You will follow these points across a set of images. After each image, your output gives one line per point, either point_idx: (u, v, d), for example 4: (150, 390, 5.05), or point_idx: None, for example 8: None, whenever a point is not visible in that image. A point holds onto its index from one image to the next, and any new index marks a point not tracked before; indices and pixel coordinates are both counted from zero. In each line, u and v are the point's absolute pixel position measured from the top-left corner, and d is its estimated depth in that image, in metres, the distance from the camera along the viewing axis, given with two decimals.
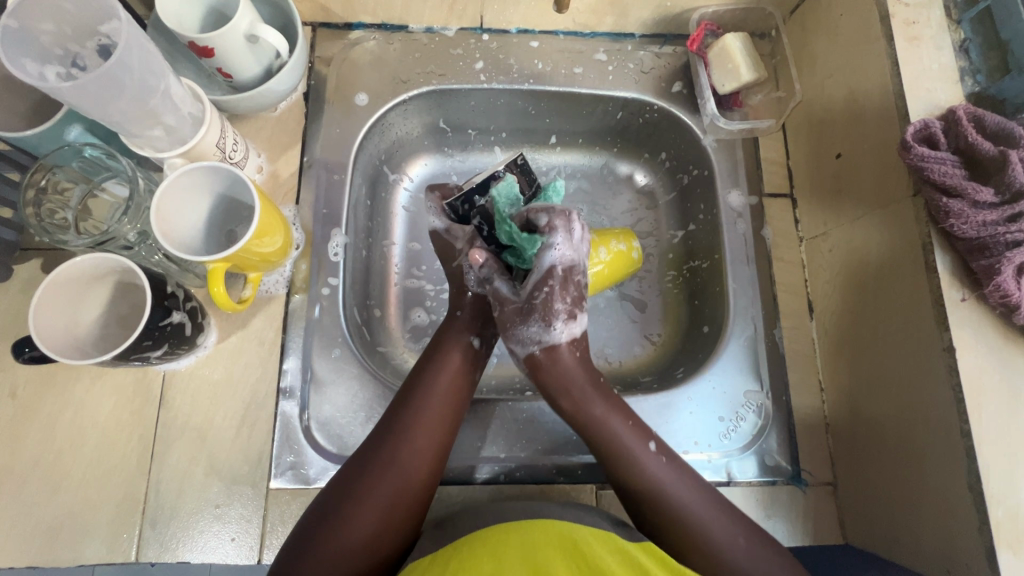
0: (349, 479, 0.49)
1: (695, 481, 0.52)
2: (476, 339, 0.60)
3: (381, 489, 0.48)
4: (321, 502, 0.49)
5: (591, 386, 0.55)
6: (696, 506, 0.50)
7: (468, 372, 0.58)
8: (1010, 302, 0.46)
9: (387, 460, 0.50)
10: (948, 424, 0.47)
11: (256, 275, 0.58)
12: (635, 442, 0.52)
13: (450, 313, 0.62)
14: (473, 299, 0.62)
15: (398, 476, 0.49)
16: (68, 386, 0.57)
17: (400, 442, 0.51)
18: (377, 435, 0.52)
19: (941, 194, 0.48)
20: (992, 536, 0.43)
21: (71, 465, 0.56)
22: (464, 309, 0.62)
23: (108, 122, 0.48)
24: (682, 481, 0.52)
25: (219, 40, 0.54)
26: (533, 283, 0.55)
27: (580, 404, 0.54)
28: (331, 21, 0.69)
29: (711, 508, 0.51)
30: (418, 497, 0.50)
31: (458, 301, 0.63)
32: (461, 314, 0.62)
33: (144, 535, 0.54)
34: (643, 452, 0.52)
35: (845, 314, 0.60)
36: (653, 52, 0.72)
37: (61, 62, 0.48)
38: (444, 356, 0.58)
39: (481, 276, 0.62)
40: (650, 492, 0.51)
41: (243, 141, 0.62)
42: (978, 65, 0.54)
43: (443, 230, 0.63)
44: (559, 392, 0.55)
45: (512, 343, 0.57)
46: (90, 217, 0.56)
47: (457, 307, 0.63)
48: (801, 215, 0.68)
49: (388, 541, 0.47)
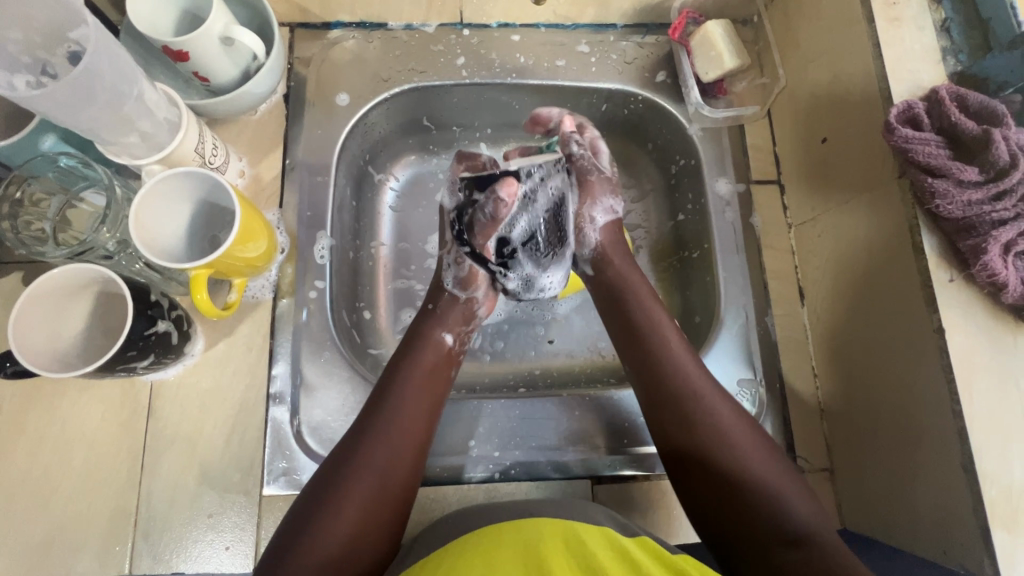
0: (330, 479, 0.48)
1: (732, 402, 0.52)
2: (451, 335, 0.60)
3: (358, 493, 0.47)
4: (303, 506, 0.47)
5: (627, 265, 0.62)
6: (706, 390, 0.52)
7: (443, 369, 0.58)
8: (998, 282, 0.45)
9: (364, 457, 0.49)
10: (940, 405, 0.47)
11: (241, 279, 0.57)
12: (664, 317, 0.58)
13: (425, 306, 0.62)
14: (448, 296, 0.62)
15: (377, 476, 0.48)
16: (53, 402, 0.56)
17: (375, 444, 0.50)
18: (352, 436, 0.51)
19: (926, 175, 0.48)
20: (986, 516, 0.43)
21: (61, 480, 0.55)
22: (439, 304, 0.62)
23: (82, 130, 0.48)
24: (696, 366, 0.54)
25: (193, 43, 0.53)
26: (526, 221, 0.61)
27: (621, 278, 0.61)
28: (308, 21, 0.69)
29: (727, 399, 0.52)
30: (399, 497, 0.49)
31: (433, 295, 0.63)
32: (433, 308, 0.62)
33: (137, 547, 0.54)
34: (683, 357, 0.54)
35: (835, 300, 0.60)
36: (636, 42, 0.71)
37: (31, 70, 0.47)
38: (419, 353, 0.57)
39: (458, 278, 0.63)
40: (674, 376, 0.53)
41: (223, 145, 0.60)
42: (960, 44, 0.53)
43: (443, 213, 0.65)
44: (608, 253, 0.62)
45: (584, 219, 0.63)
46: (70, 227, 0.54)
47: (432, 300, 0.63)
48: (789, 202, 0.67)
49: (372, 536, 0.46)
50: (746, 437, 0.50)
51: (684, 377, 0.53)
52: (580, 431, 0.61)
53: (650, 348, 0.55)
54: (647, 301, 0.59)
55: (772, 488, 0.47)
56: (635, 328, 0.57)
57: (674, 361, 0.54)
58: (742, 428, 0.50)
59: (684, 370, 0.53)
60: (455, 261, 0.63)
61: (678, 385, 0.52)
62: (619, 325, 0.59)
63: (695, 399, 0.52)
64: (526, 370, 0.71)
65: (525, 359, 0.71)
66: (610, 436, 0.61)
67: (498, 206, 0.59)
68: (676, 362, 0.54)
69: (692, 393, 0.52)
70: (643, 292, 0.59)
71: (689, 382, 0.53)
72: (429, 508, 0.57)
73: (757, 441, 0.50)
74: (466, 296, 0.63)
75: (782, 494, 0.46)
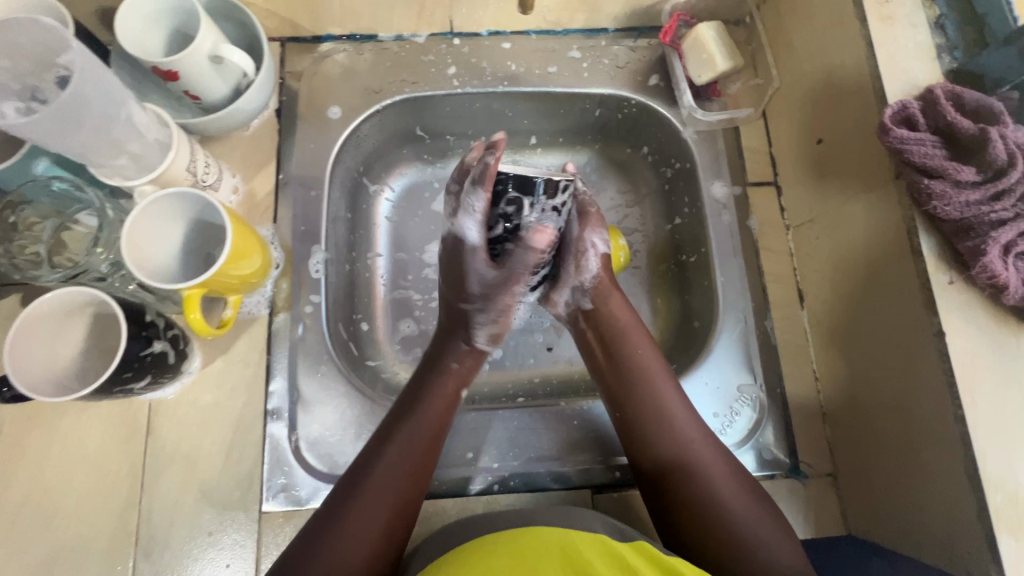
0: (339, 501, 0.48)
1: (713, 441, 0.53)
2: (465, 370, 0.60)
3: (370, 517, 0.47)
4: (311, 527, 0.47)
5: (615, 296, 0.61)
6: (683, 425, 0.52)
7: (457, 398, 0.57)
8: (999, 283, 0.44)
9: (369, 483, 0.49)
10: (942, 410, 0.46)
11: (237, 296, 0.57)
12: (651, 351, 0.57)
13: (445, 361, 0.59)
14: (473, 352, 0.61)
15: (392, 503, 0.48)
16: (54, 422, 0.57)
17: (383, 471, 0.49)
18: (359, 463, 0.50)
19: (923, 176, 0.47)
20: (992, 522, 0.42)
21: (61, 500, 0.55)
22: (461, 360, 0.60)
23: (71, 155, 0.48)
24: (674, 396, 0.54)
25: (183, 63, 0.54)
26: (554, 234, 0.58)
27: (618, 323, 0.59)
28: (298, 35, 0.69)
29: (704, 439, 0.52)
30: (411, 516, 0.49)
31: (453, 352, 0.60)
32: (457, 364, 0.59)
33: (139, 566, 0.54)
34: (681, 416, 0.53)
35: (834, 303, 0.59)
36: (627, 46, 0.70)
37: (20, 96, 0.47)
38: (436, 380, 0.57)
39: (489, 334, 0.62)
40: (655, 407, 0.53)
41: (216, 163, 0.61)
42: (955, 41, 0.52)
43: (472, 246, 0.59)
44: (607, 291, 0.61)
45: (594, 238, 0.61)
46: (65, 250, 0.54)
47: (452, 358, 0.60)
48: (787, 203, 0.67)
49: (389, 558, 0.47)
50: (725, 479, 0.50)
51: (664, 411, 0.53)
52: (578, 440, 0.61)
53: (628, 378, 0.56)
54: (638, 339, 0.58)
55: (756, 535, 0.46)
56: (614, 357, 0.57)
57: (654, 391, 0.54)
58: (720, 470, 0.50)
59: (688, 440, 0.52)
60: (493, 319, 0.62)
61: (673, 462, 0.51)
62: (603, 352, 0.58)
63: (679, 436, 0.52)
64: (526, 379, 0.70)
65: (525, 367, 0.71)
66: (607, 445, 0.61)
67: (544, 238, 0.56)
68: (664, 413, 0.53)
69: (666, 426, 0.53)
70: (635, 332, 0.59)
71: (671, 418, 0.53)
72: (428, 522, 0.57)
73: (764, 511, 0.48)
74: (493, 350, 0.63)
75: (768, 542, 0.46)
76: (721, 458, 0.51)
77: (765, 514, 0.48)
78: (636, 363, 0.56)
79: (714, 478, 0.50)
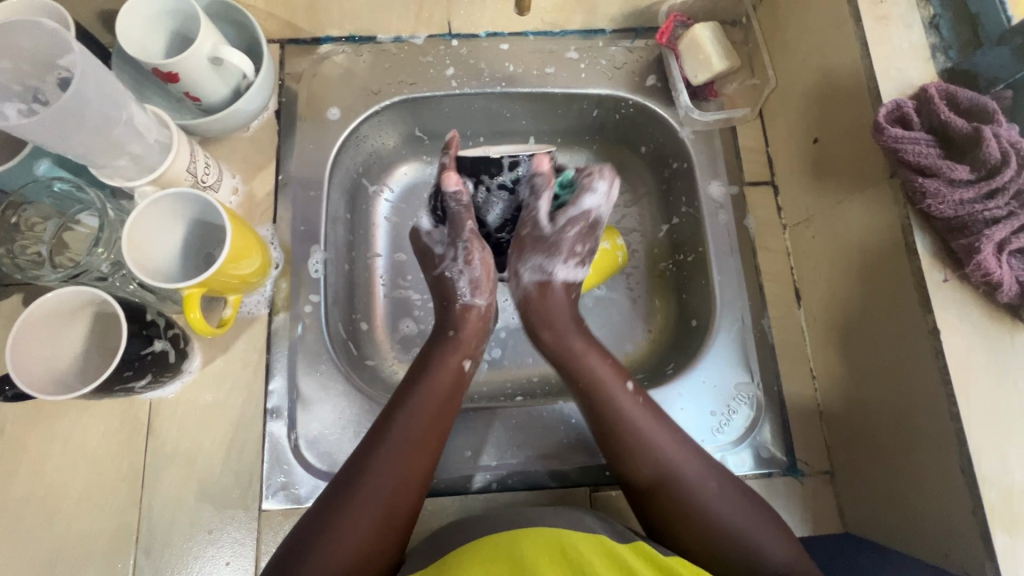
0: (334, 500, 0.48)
1: (687, 445, 0.53)
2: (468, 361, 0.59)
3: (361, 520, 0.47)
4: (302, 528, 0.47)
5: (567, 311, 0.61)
6: (652, 437, 0.52)
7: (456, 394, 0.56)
8: (993, 281, 0.45)
9: (364, 485, 0.48)
10: (937, 407, 0.46)
11: (236, 296, 0.58)
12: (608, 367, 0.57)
13: (443, 331, 0.60)
14: (466, 312, 0.61)
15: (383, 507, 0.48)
16: (55, 422, 0.57)
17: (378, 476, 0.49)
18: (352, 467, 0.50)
19: (917, 174, 0.47)
20: (986, 518, 0.43)
21: (62, 499, 0.56)
22: (457, 328, 0.60)
23: (73, 156, 0.49)
24: (638, 409, 0.54)
25: (183, 65, 0.54)
26: (501, 208, 0.63)
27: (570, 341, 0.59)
28: (298, 37, 0.69)
29: (677, 444, 0.52)
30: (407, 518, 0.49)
31: (449, 319, 0.61)
32: (453, 333, 0.60)
33: (139, 564, 0.54)
34: (646, 428, 0.53)
35: (831, 301, 0.59)
36: (625, 47, 0.71)
37: (23, 98, 0.48)
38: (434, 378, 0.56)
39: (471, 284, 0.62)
40: (617, 424, 0.53)
41: (216, 164, 0.61)
42: (950, 40, 0.53)
43: (425, 232, 0.64)
44: (541, 302, 0.62)
45: (523, 268, 0.62)
46: (66, 250, 0.55)
47: (449, 325, 0.60)
48: (784, 202, 0.67)
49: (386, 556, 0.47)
50: (702, 483, 0.50)
51: (628, 426, 0.53)
52: (576, 439, 0.61)
53: (589, 394, 0.55)
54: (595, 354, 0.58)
55: (740, 538, 0.47)
56: (573, 374, 0.57)
57: (616, 407, 0.54)
58: (695, 475, 0.50)
59: (658, 451, 0.51)
60: (464, 264, 0.61)
61: (642, 474, 0.51)
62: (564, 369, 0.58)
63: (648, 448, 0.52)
64: (524, 378, 0.71)
65: (524, 366, 0.71)
66: None
67: (460, 199, 0.60)
68: (630, 427, 0.53)
69: (635, 440, 0.52)
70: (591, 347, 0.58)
71: (636, 432, 0.53)
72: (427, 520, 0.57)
73: (744, 513, 0.48)
74: (483, 302, 0.62)
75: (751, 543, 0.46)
76: (695, 463, 0.51)
77: (750, 516, 0.48)
78: (595, 378, 0.56)
79: (691, 485, 0.50)
